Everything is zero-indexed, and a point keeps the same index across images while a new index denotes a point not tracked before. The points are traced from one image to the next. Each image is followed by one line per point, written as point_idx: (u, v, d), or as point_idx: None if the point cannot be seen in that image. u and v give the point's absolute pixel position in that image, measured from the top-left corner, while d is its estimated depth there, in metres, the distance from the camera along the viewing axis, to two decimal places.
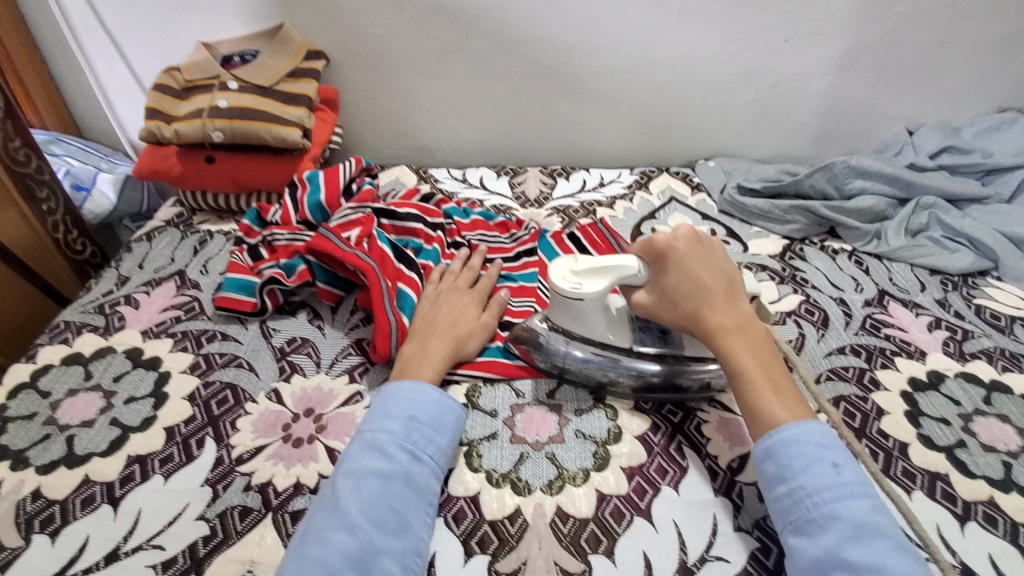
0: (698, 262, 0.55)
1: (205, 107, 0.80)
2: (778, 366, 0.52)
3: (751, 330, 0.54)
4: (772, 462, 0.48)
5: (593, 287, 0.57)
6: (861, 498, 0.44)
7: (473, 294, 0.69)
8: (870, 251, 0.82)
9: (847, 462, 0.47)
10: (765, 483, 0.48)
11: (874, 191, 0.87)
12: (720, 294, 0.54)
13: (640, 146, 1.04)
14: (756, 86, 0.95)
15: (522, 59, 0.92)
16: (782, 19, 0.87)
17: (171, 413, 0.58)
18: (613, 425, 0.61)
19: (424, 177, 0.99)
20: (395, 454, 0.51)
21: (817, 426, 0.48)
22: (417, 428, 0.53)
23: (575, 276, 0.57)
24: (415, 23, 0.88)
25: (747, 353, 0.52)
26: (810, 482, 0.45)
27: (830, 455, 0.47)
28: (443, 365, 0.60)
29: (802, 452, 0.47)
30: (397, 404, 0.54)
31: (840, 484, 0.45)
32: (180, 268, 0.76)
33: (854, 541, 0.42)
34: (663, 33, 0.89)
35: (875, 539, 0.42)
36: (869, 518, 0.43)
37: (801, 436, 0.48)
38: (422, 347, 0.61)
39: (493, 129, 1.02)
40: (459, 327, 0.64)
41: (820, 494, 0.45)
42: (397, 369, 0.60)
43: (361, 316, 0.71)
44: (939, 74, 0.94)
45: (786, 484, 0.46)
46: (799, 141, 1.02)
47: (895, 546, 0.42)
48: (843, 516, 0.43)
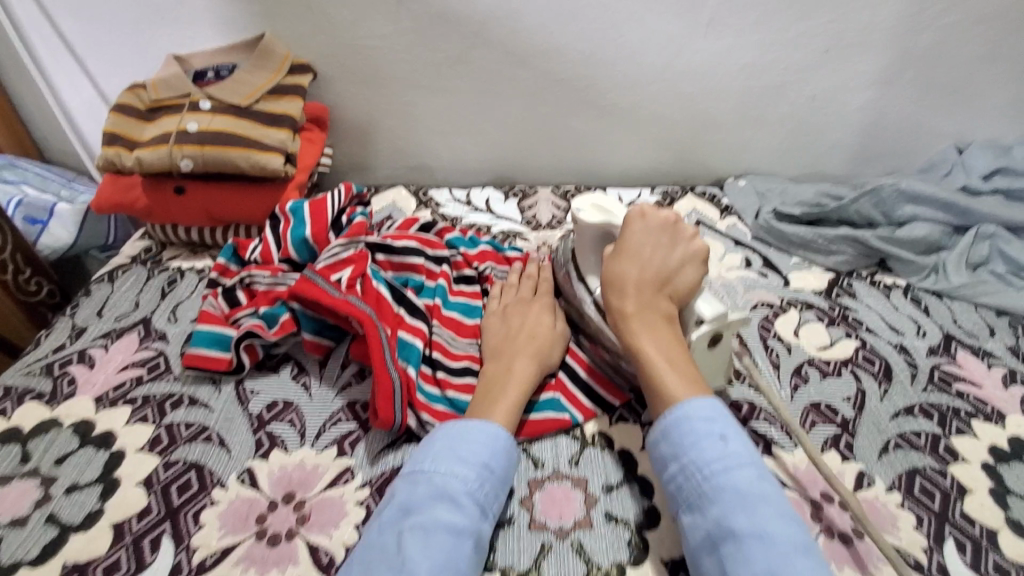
0: (632, 249, 0.54)
1: (171, 130, 0.71)
2: (681, 358, 0.50)
3: (659, 321, 0.51)
4: (668, 442, 0.46)
5: (590, 218, 0.58)
6: (748, 469, 0.43)
7: (543, 300, 0.63)
8: (928, 287, 0.73)
9: (736, 433, 0.45)
10: (659, 462, 0.47)
11: (926, 218, 0.78)
12: (643, 280, 0.53)
13: (661, 164, 0.94)
14: (792, 100, 0.86)
15: (534, 73, 0.83)
16: (821, 29, 0.79)
17: (122, 505, 0.49)
18: (649, 505, 0.51)
19: (424, 201, 0.89)
20: (467, 507, 0.45)
21: (707, 404, 0.47)
22: (487, 480, 0.47)
23: (588, 203, 0.59)
24: (414, 33, 0.79)
25: (642, 335, 0.51)
26: (701, 458, 0.44)
27: (720, 429, 0.45)
28: (530, 384, 0.55)
29: (693, 430, 0.45)
30: (470, 446, 0.48)
31: (728, 456, 0.44)
32: (145, 316, 0.67)
33: (740, 509, 0.41)
34: (689, 42, 0.80)
35: (759, 506, 0.41)
36: (753, 487, 0.42)
37: (691, 414, 0.46)
38: (506, 367, 0.56)
39: (501, 146, 0.92)
40: (538, 340, 0.58)
41: (709, 467, 0.43)
42: (480, 391, 0.55)
43: (354, 370, 0.61)
44: (994, 87, 0.85)
45: (679, 460, 0.45)
46: (835, 158, 0.93)
47: (778, 512, 0.41)
48: (729, 488, 0.42)
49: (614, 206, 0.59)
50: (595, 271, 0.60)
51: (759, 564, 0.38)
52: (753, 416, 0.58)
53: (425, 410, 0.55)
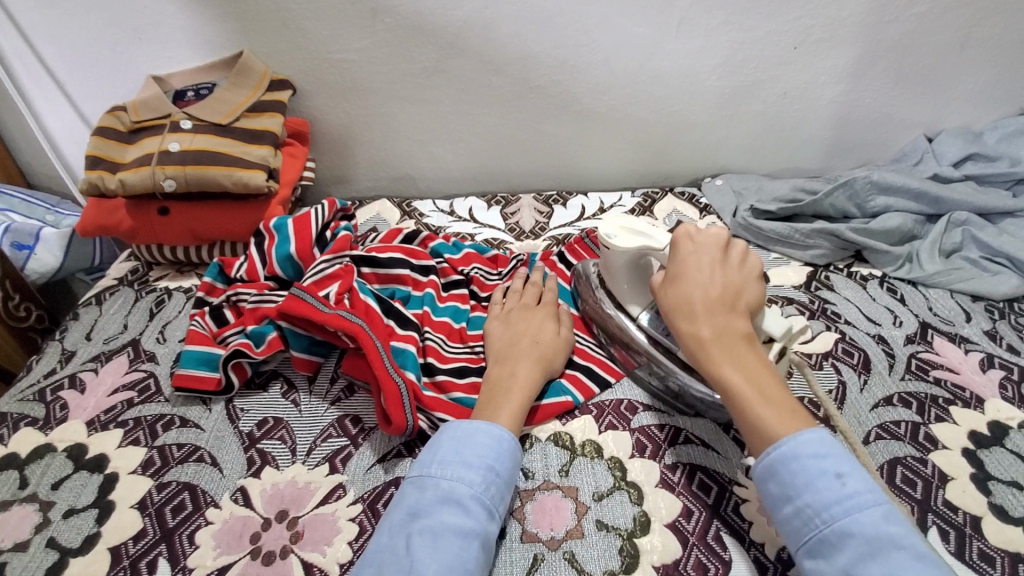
0: (691, 269, 0.53)
1: (154, 151, 0.72)
2: (770, 383, 0.47)
3: (741, 342, 0.49)
4: (775, 480, 0.43)
5: (623, 243, 0.58)
6: (871, 509, 0.40)
7: (545, 309, 0.65)
8: (903, 276, 0.75)
9: (853, 469, 0.42)
10: (770, 503, 0.44)
11: (899, 208, 0.80)
12: (714, 302, 0.51)
13: (642, 166, 0.96)
14: (765, 98, 0.88)
15: (510, 80, 0.85)
16: (789, 26, 0.80)
17: (118, 528, 0.49)
18: (639, 511, 0.52)
19: (408, 212, 0.90)
20: (474, 510, 0.46)
21: (816, 435, 0.43)
22: (494, 482, 0.48)
23: (618, 228, 0.60)
24: (391, 46, 0.80)
25: (725, 362, 0.48)
26: (816, 500, 0.41)
27: (834, 465, 0.42)
28: (534, 388, 0.56)
29: (803, 468, 0.42)
30: (474, 450, 0.49)
31: (848, 498, 0.40)
32: (134, 337, 0.67)
33: (870, 559, 0.38)
34: (663, 45, 0.81)
35: (891, 551, 0.38)
36: (882, 530, 0.39)
37: (798, 449, 0.43)
38: (511, 371, 0.57)
39: (482, 155, 0.93)
40: (543, 346, 0.60)
41: (829, 511, 0.40)
42: (484, 394, 0.56)
43: (344, 385, 0.62)
44: (960, 76, 0.87)
45: (792, 502, 0.42)
46: (811, 153, 0.95)
47: (914, 557, 0.37)
48: (855, 533, 0.39)
49: (646, 226, 0.59)
50: (633, 297, 0.61)
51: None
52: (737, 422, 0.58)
53: (437, 409, 0.57)
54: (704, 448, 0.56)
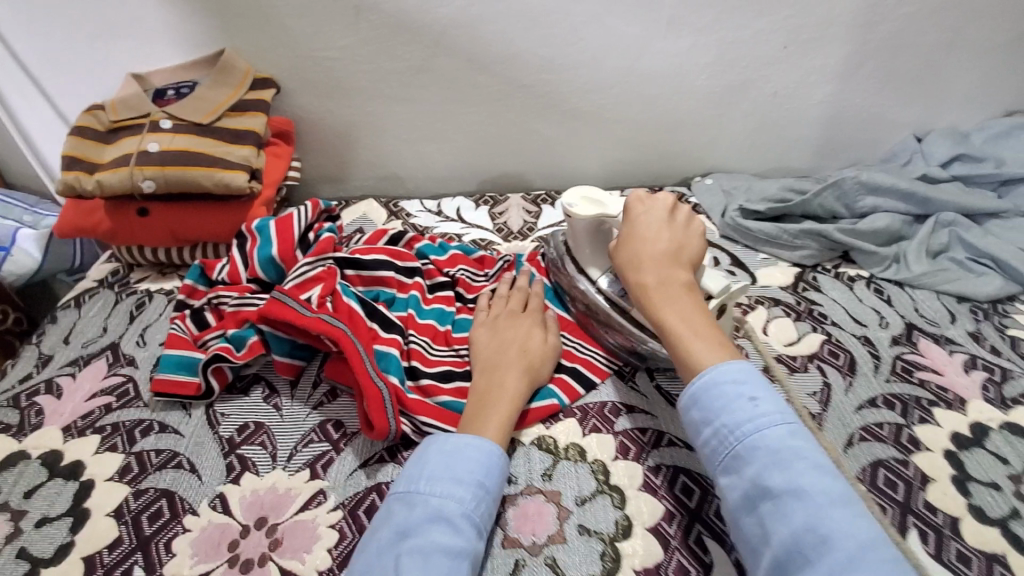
0: (636, 224, 0.56)
1: (132, 151, 0.70)
2: (703, 323, 0.49)
3: (679, 289, 0.52)
4: (698, 408, 0.45)
5: (584, 212, 0.61)
6: (779, 427, 0.42)
7: (530, 317, 0.63)
8: (890, 277, 0.75)
9: (766, 394, 0.44)
10: (691, 430, 0.46)
11: (886, 209, 0.80)
12: (658, 253, 0.53)
13: (630, 165, 0.95)
14: (754, 97, 0.87)
15: (497, 79, 0.84)
16: (777, 26, 0.80)
17: (93, 536, 0.49)
18: (622, 515, 0.51)
19: (395, 212, 0.89)
20: (464, 528, 0.45)
21: (738, 366, 0.46)
22: (483, 499, 0.48)
23: (580, 198, 0.62)
24: (376, 44, 0.79)
25: (665, 306, 0.51)
26: (729, 420, 0.43)
27: (750, 389, 0.44)
28: (521, 398, 0.56)
29: (721, 393, 0.44)
30: (465, 465, 0.48)
31: (759, 418, 0.43)
32: (113, 340, 0.66)
33: (774, 470, 0.40)
34: (651, 44, 0.81)
35: (794, 462, 0.40)
36: (786, 445, 0.41)
37: (720, 377, 0.45)
38: (498, 380, 0.56)
39: (470, 154, 0.93)
40: (530, 354, 0.59)
41: (741, 430, 0.43)
42: (471, 404, 0.55)
43: (327, 389, 0.61)
44: (949, 77, 0.87)
45: (711, 426, 0.44)
46: (800, 153, 0.95)
47: (813, 467, 0.40)
48: (762, 447, 0.42)
49: (604, 197, 0.62)
50: (594, 261, 0.64)
51: (797, 523, 0.38)
52: None
53: (421, 413, 0.56)
54: (688, 450, 0.56)
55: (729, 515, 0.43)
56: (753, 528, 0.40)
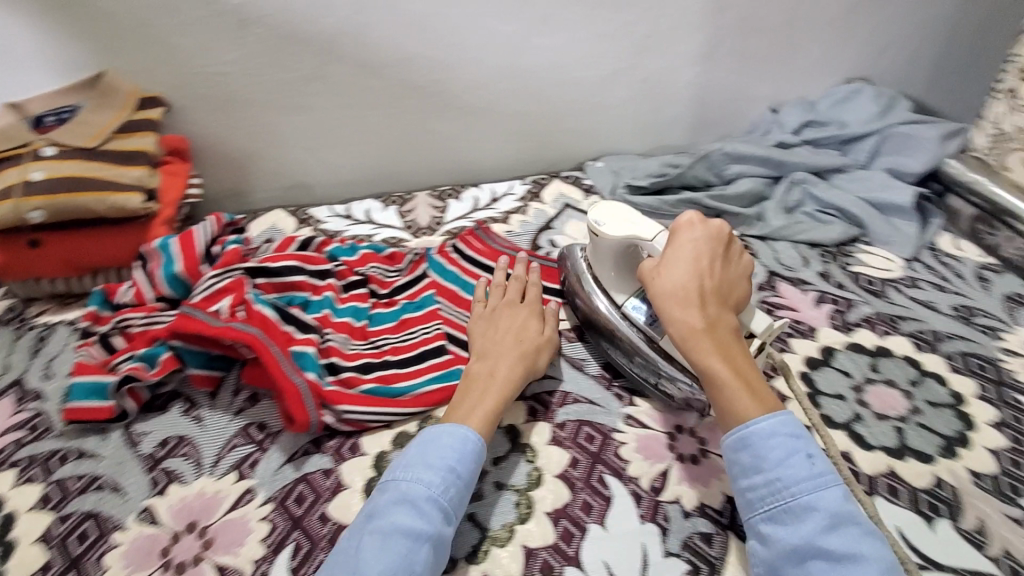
0: (687, 255, 0.55)
1: (15, 183, 0.68)
2: (750, 371, 0.50)
3: (727, 332, 0.52)
4: (748, 450, 0.47)
5: (612, 231, 0.61)
6: (834, 488, 0.44)
7: (529, 306, 0.67)
8: (755, 234, 0.86)
9: (820, 452, 0.46)
10: (737, 473, 0.48)
11: (750, 174, 0.91)
12: (707, 292, 0.53)
13: (529, 155, 1.02)
14: (629, 84, 0.96)
15: (390, 82, 0.88)
16: (640, 18, 0.89)
17: (19, 565, 0.49)
18: (532, 468, 0.56)
19: (304, 219, 0.90)
20: (429, 512, 0.47)
21: (789, 418, 0.48)
22: (454, 484, 0.50)
23: (609, 215, 0.62)
24: (265, 56, 0.82)
25: (715, 349, 0.50)
26: (786, 475, 0.45)
27: (805, 446, 0.46)
28: (510, 388, 0.58)
29: (780, 444, 0.46)
30: (437, 451, 0.51)
31: (816, 476, 0.45)
32: (17, 377, 0.65)
33: (831, 531, 0.42)
34: (530, 40, 0.88)
35: (848, 526, 0.43)
36: (843, 507, 0.43)
37: (774, 428, 0.47)
38: (491, 371, 0.59)
39: (374, 157, 0.96)
40: (524, 343, 0.63)
41: (798, 486, 0.45)
42: (461, 390, 0.58)
43: (247, 395, 0.63)
44: (792, 54, 0.99)
45: (762, 473, 0.46)
46: (677, 131, 1.05)
47: (866, 533, 0.42)
48: (818, 507, 0.43)
49: (635, 216, 0.62)
50: (619, 286, 0.64)
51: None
52: (619, 375, 0.65)
53: (342, 403, 0.59)
54: (590, 404, 0.62)
55: (768, 564, 0.44)
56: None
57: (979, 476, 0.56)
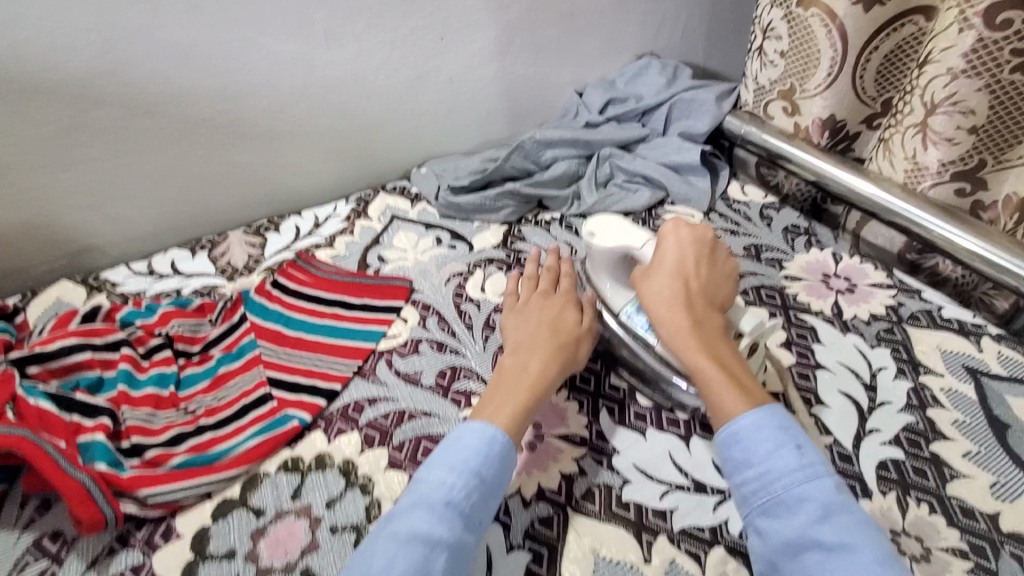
0: (671, 259, 0.60)
1: None
2: (739, 367, 0.53)
3: (715, 331, 0.56)
4: (738, 446, 0.49)
5: (606, 240, 0.65)
6: (827, 478, 0.45)
7: (564, 295, 0.66)
8: (575, 213, 0.90)
9: (809, 443, 0.48)
10: (731, 469, 0.49)
11: (562, 157, 0.95)
12: (691, 295, 0.57)
13: (350, 172, 0.98)
14: (435, 86, 0.96)
15: (169, 120, 0.80)
16: (427, 21, 0.89)
17: None
18: (370, 499, 0.54)
19: (97, 285, 0.80)
20: (448, 517, 0.46)
21: (777, 411, 0.50)
22: (478, 488, 0.48)
23: (603, 225, 0.66)
24: (1, 114, 0.71)
25: (703, 347, 0.54)
26: (776, 466, 0.46)
27: (795, 438, 0.48)
28: (542, 386, 0.56)
29: (767, 438, 0.48)
30: (461, 453, 0.49)
31: (808, 467, 0.46)
32: None
33: (824, 521, 0.43)
34: (317, 56, 0.84)
35: (842, 516, 0.43)
36: (835, 496, 0.44)
37: (763, 421, 0.49)
38: (523, 365, 0.58)
39: (172, 202, 0.87)
40: (561, 334, 0.61)
41: (789, 477, 0.46)
42: (494, 384, 0.57)
43: (37, 503, 0.54)
44: (584, 38, 1.05)
45: (753, 468, 0.47)
46: (496, 125, 1.07)
47: (861, 521, 0.43)
48: (810, 497, 0.45)
49: (626, 226, 0.66)
50: (617, 294, 0.65)
51: (847, 573, 0.41)
52: (456, 378, 0.66)
53: (142, 486, 0.53)
54: (427, 417, 0.62)
55: (765, 557, 0.45)
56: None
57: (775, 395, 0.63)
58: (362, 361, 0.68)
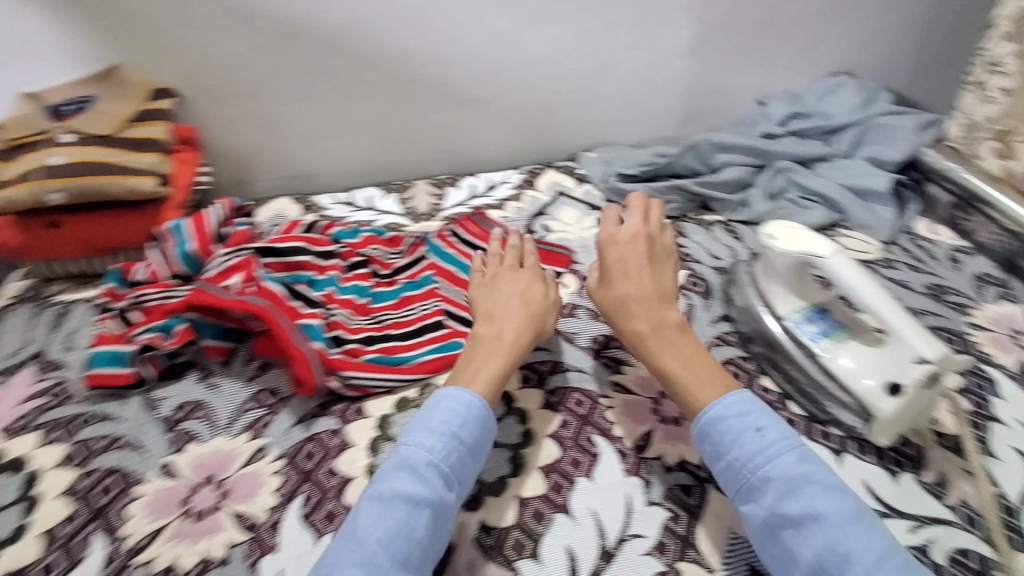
0: (625, 263, 0.65)
1: (35, 168, 0.73)
2: (702, 361, 0.57)
3: (674, 328, 0.60)
4: (708, 442, 0.52)
5: (785, 245, 0.65)
6: (788, 453, 0.48)
7: (529, 272, 0.69)
8: (740, 219, 0.91)
9: (769, 421, 0.50)
10: (707, 461, 0.52)
11: (736, 163, 0.95)
12: (647, 295, 0.62)
13: (524, 146, 1.06)
14: (620, 77, 1.01)
15: (391, 75, 0.91)
16: (629, 13, 0.93)
17: (49, 514, 0.53)
18: (525, 429, 0.60)
19: (308, 206, 0.94)
20: (428, 477, 0.48)
21: (739, 397, 0.52)
22: (458, 449, 0.51)
23: (782, 229, 0.66)
24: (269, 50, 0.85)
25: (665, 347, 0.58)
26: (742, 453, 0.49)
27: (754, 420, 0.51)
28: (517, 351, 0.60)
29: (730, 427, 0.51)
30: (437, 417, 0.52)
31: (769, 446, 0.49)
32: (40, 348, 0.69)
33: (789, 497, 0.46)
34: (524, 34, 0.92)
35: (806, 488, 0.46)
36: (798, 470, 0.47)
37: (726, 411, 0.52)
38: (498, 332, 0.61)
39: (373, 147, 0.99)
40: (533, 307, 0.65)
41: (754, 460, 0.49)
42: (472, 350, 0.60)
43: (259, 363, 0.67)
44: (776, 49, 1.04)
45: (724, 459, 0.50)
46: (667, 123, 1.09)
47: (825, 489, 0.46)
48: (776, 476, 0.47)
49: (808, 234, 0.65)
50: (784, 301, 0.68)
51: (819, 543, 0.44)
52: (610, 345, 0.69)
53: (347, 369, 0.63)
54: (580, 372, 0.66)
55: (752, 537, 0.48)
56: (778, 553, 0.46)
57: (942, 436, 0.61)
58: None
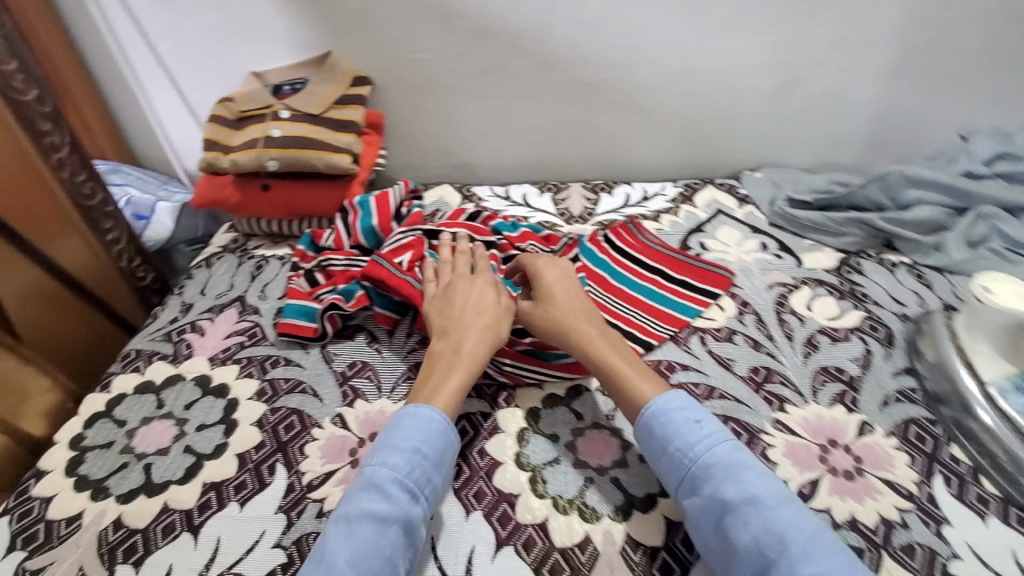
0: (554, 284, 0.65)
1: (259, 136, 0.84)
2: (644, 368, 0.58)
3: (615, 339, 0.61)
4: (652, 436, 0.53)
5: (1005, 300, 0.63)
6: (724, 442, 0.50)
7: (478, 276, 0.67)
8: (930, 263, 0.81)
9: (706, 415, 0.53)
10: (649, 456, 0.53)
11: (931, 200, 0.84)
12: (586, 310, 0.64)
13: (683, 159, 1.03)
14: (804, 95, 0.94)
15: (566, 77, 0.93)
16: (829, 28, 0.86)
17: (243, 439, 0.61)
18: None
19: (468, 196, 0.99)
20: (394, 495, 0.49)
21: (677, 394, 0.55)
22: (421, 465, 0.51)
23: (1004, 288, 0.64)
24: (459, 46, 0.90)
25: (613, 355, 0.59)
26: (684, 443, 0.51)
27: (693, 413, 0.53)
28: (478, 360, 0.59)
29: (671, 419, 0.52)
30: (401, 434, 0.52)
31: (707, 436, 0.51)
32: (241, 293, 0.79)
33: (728, 481, 0.48)
34: (707, 45, 0.89)
35: (743, 472, 0.48)
36: (733, 456, 0.49)
37: (668, 407, 0.53)
38: (455, 346, 0.60)
39: (534, 145, 1.02)
40: (485, 314, 0.62)
41: (694, 450, 0.50)
42: (427, 368, 0.59)
43: (418, 338, 0.71)
44: (995, 79, 0.92)
45: (666, 450, 0.52)
46: (847, 148, 1.01)
47: (759, 473, 0.48)
48: (714, 463, 0.49)
49: None
50: (989, 364, 0.61)
51: (756, 527, 0.45)
52: (770, 379, 0.66)
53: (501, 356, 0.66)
54: (736, 402, 0.64)
55: (696, 530, 0.49)
56: (718, 542, 0.47)
57: None
58: (676, 329, 0.72)
